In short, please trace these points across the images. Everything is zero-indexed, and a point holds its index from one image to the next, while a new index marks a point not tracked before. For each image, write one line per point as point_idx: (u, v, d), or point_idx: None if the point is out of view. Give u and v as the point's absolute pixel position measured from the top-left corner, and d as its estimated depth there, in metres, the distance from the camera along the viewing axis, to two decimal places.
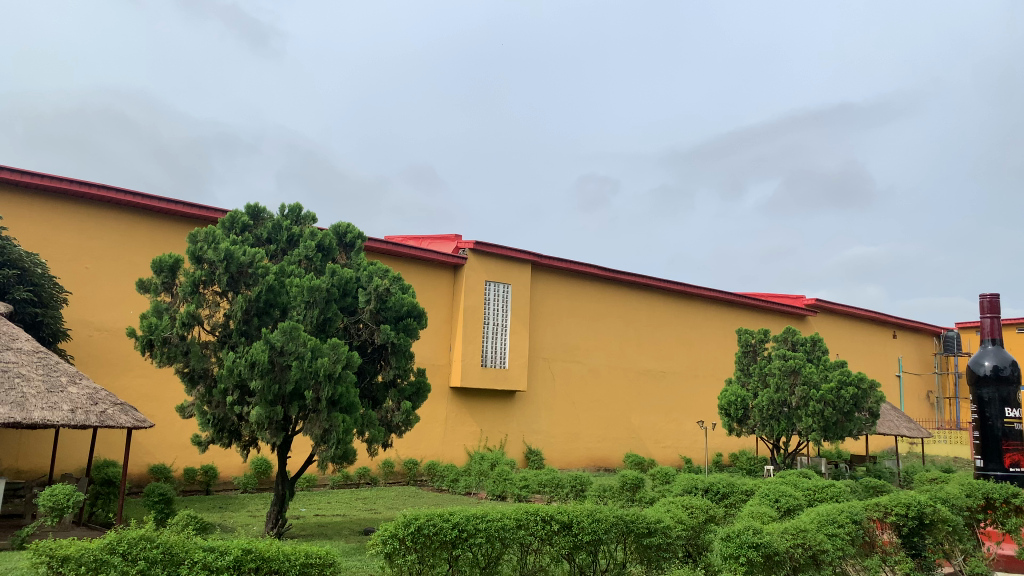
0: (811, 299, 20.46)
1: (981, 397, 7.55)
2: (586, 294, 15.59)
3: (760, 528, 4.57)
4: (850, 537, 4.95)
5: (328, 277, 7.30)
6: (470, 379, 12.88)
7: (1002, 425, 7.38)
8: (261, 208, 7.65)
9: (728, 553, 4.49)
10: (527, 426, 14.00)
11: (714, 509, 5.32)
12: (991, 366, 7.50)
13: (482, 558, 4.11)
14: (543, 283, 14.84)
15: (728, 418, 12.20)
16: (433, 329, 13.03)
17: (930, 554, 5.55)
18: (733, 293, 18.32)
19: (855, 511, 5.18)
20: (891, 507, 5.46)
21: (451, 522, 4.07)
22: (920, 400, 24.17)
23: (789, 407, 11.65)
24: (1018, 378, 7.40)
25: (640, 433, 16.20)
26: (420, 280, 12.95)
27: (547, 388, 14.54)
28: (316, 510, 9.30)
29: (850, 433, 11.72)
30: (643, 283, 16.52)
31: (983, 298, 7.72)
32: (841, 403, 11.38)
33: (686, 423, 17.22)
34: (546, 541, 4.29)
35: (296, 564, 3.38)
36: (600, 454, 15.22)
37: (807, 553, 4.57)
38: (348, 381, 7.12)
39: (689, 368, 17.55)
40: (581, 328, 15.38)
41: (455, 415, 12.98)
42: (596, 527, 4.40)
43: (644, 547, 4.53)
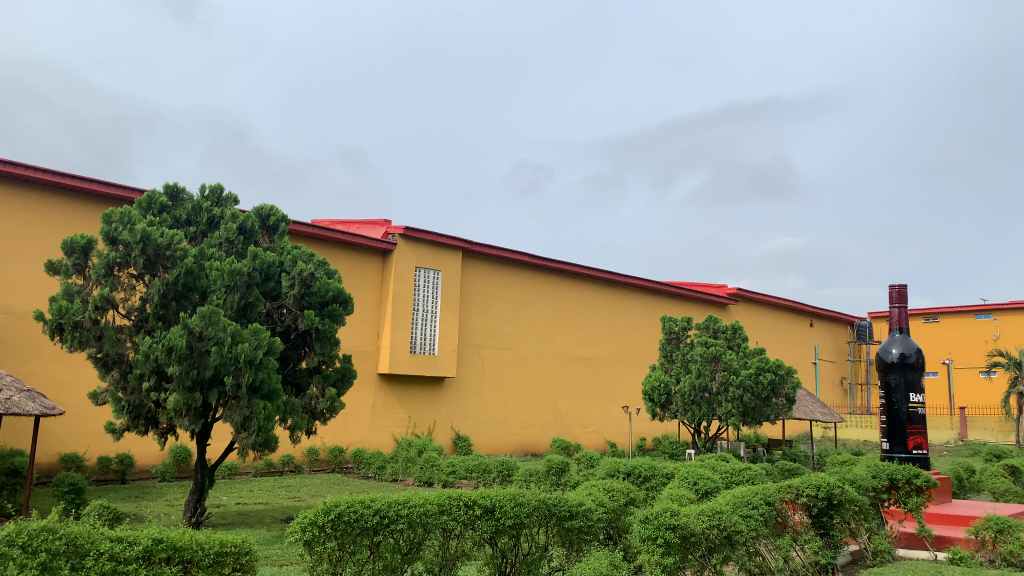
0: (733, 288, 21.07)
1: (889, 382, 7.92)
2: (516, 281, 15.65)
3: (677, 511, 4.66)
4: (763, 518, 5.13)
5: (249, 261, 7.11)
6: (398, 366, 12.79)
7: (908, 409, 7.75)
8: (180, 188, 7.40)
9: (646, 535, 4.54)
10: (455, 413, 14.00)
11: (635, 492, 5.50)
12: (898, 353, 7.91)
13: (404, 544, 4.10)
14: (473, 270, 14.82)
15: (651, 403, 12.43)
16: (362, 315, 12.86)
17: (837, 532, 5.83)
18: (659, 281, 18.68)
19: (768, 493, 5.36)
20: (803, 488, 5.70)
21: (372, 508, 4.02)
22: (834, 385, 25.18)
23: (709, 393, 11.98)
24: (920, 365, 7.85)
25: (568, 418, 16.40)
26: (349, 266, 12.77)
27: (476, 374, 14.55)
28: (238, 498, 9.10)
29: (767, 418, 12.10)
30: (573, 271, 16.71)
31: (892, 289, 8.15)
32: (759, 389, 11.75)
33: (612, 408, 17.52)
34: (468, 526, 4.28)
35: (209, 552, 3.28)
36: (527, 439, 15.34)
37: (722, 533, 4.74)
38: (270, 367, 6.96)
39: (616, 355, 17.85)
40: (511, 315, 15.44)
41: (383, 402, 12.88)
42: (518, 511, 4.43)
43: (565, 530, 4.67)
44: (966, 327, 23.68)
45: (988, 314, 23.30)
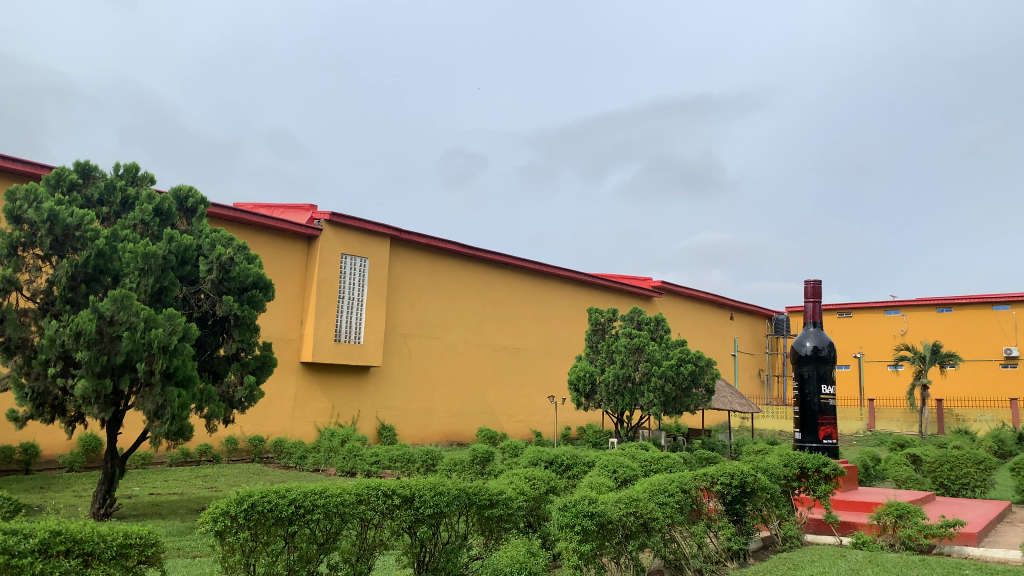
0: (658, 281, 21.49)
1: (802, 374, 8.19)
2: (445, 270, 15.58)
3: (595, 499, 4.68)
4: (679, 505, 5.26)
5: (165, 244, 6.86)
6: (322, 354, 12.58)
7: (819, 400, 8.04)
8: (92, 166, 7.08)
9: (564, 522, 4.55)
10: (380, 402, 13.86)
11: (556, 481, 5.59)
12: (812, 346, 8.19)
13: (320, 534, 4.01)
14: (402, 259, 14.67)
15: (576, 393, 12.60)
16: (285, 302, 12.57)
17: (749, 519, 6.04)
18: (586, 273, 18.92)
19: (684, 481, 5.49)
20: (718, 476, 5.85)
21: (288, 498, 3.91)
22: (752, 377, 25.98)
23: (633, 383, 12.19)
24: (832, 358, 8.15)
25: (494, 408, 16.44)
26: (272, 251, 12.46)
27: (403, 363, 14.43)
28: (151, 488, 8.81)
29: (687, 408, 12.43)
30: (501, 261, 16.74)
31: (807, 284, 8.47)
32: (680, 379, 12.03)
33: (538, 398, 17.65)
34: (387, 515, 4.24)
35: (113, 545, 3.15)
36: (454, 429, 15.30)
37: (639, 520, 4.84)
38: (185, 353, 6.74)
39: (543, 345, 17.99)
40: (439, 304, 15.36)
41: (305, 391, 12.65)
42: (438, 500, 4.42)
43: (485, 518, 4.72)
44: (877, 322, 24.72)
45: (897, 310, 24.37)
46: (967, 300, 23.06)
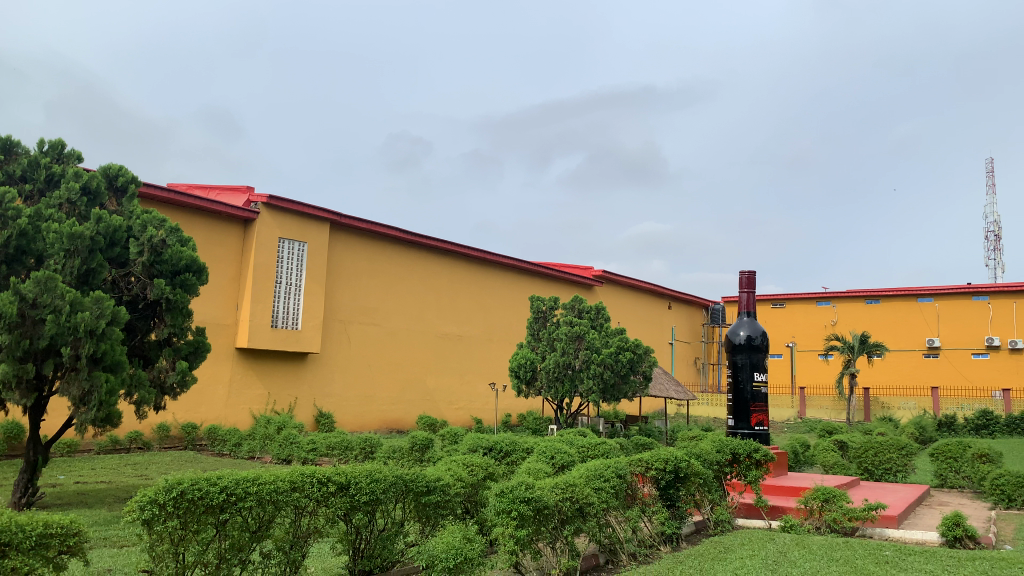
0: (599, 270, 21.73)
1: (736, 362, 8.38)
2: (386, 256, 15.44)
3: (532, 484, 4.71)
4: (614, 491, 5.33)
5: (92, 224, 6.62)
6: (258, 340, 12.35)
7: (751, 387, 8.24)
8: (15, 141, 6.79)
9: (501, 508, 4.56)
10: (318, 389, 13.68)
11: (493, 467, 5.62)
12: (745, 335, 8.38)
13: (252, 522, 3.92)
14: (341, 244, 14.46)
15: (517, 379, 12.59)
16: (220, 286, 12.27)
17: (682, 503, 6.18)
18: (529, 261, 18.99)
19: (619, 466, 5.56)
20: (652, 462, 5.96)
21: (219, 486, 3.80)
22: (688, 365, 26.48)
23: (572, 370, 12.29)
24: (764, 347, 8.36)
25: (435, 395, 16.39)
26: (207, 234, 12.13)
27: (341, 350, 14.25)
28: (77, 477, 8.53)
29: (625, 395, 12.62)
30: (443, 248, 16.67)
31: (742, 275, 8.65)
32: (619, 366, 12.22)
33: (479, 385, 17.67)
34: (322, 503, 4.18)
35: (32, 534, 3.04)
36: (393, 416, 15.21)
37: (574, 505, 4.89)
38: (114, 338, 6.51)
39: (484, 333, 18.01)
40: (379, 290, 15.22)
41: (241, 377, 12.40)
42: (373, 487, 4.38)
43: (422, 505, 4.71)
44: (808, 313, 25.44)
45: (828, 301, 25.13)
46: (894, 292, 23.97)
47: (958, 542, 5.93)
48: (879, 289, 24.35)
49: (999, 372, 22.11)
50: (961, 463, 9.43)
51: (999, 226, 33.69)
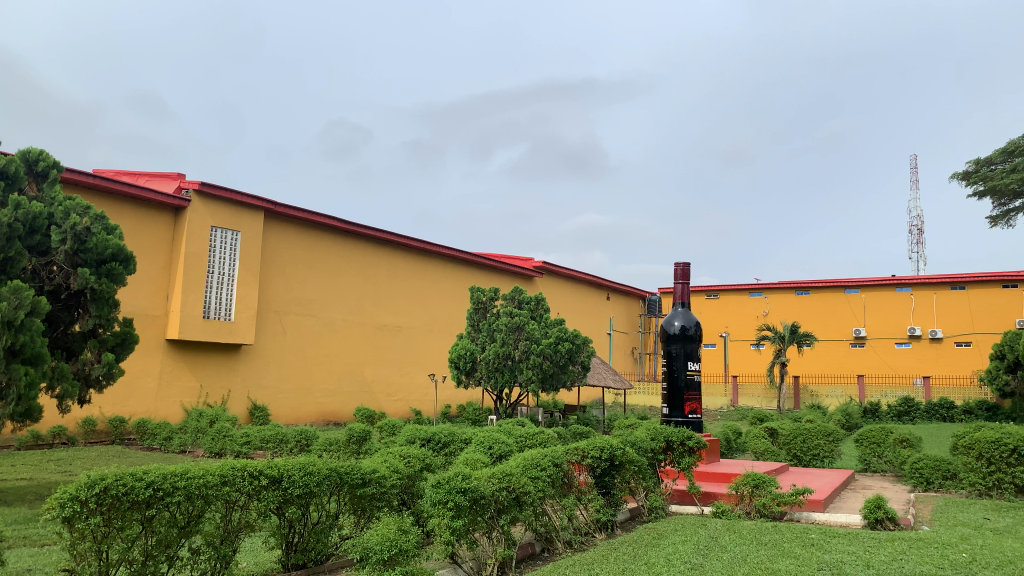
0: (539, 261, 21.85)
1: (670, 352, 8.53)
2: (323, 246, 15.21)
3: (468, 475, 4.70)
4: (551, 479, 5.37)
5: (11, 211, 6.34)
6: (189, 331, 12.03)
7: (685, 375, 8.41)
8: None
9: (437, 499, 4.54)
10: (252, 381, 13.42)
11: (431, 458, 5.61)
12: (680, 325, 8.52)
13: (180, 517, 3.80)
14: (276, 233, 14.18)
15: (457, 370, 12.46)
16: (150, 275, 11.89)
17: (617, 491, 6.27)
18: (469, 252, 18.95)
19: (556, 455, 5.62)
20: (588, 450, 6.01)
21: (145, 481, 3.65)
22: (626, 355, 26.86)
23: (512, 360, 12.36)
24: (698, 337, 8.54)
25: (373, 386, 16.24)
26: (134, 222, 11.75)
27: (277, 341, 14.01)
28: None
29: (563, 384, 12.75)
30: (382, 238, 16.50)
31: (677, 266, 8.80)
32: (558, 356, 12.19)
33: (418, 376, 17.60)
34: (254, 496, 4.12)
35: None
36: (330, 408, 15.03)
37: (510, 495, 4.91)
38: (35, 329, 6.26)
39: (424, 324, 17.94)
40: (316, 281, 14.99)
41: (171, 369, 12.07)
42: (307, 480, 4.34)
43: (357, 497, 4.67)
44: (742, 303, 26.04)
45: (760, 292, 25.77)
46: (823, 284, 24.73)
47: (879, 523, 6.17)
48: (809, 281, 25.07)
49: (920, 361, 23.09)
50: (884, 448, 9.80)
51: (921, 220, 35.00)
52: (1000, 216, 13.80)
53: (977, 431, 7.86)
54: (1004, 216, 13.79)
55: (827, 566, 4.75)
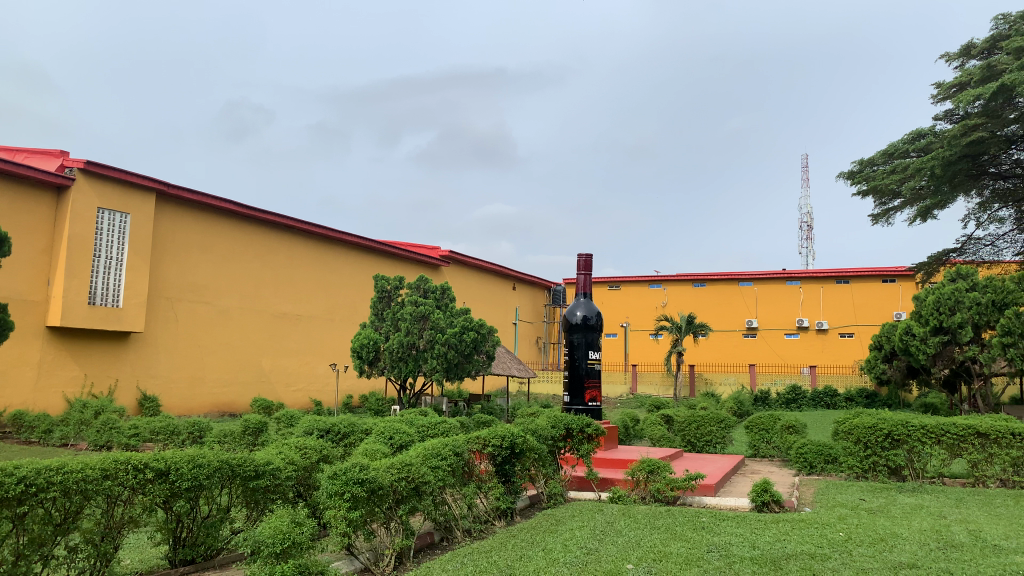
0: (445, 251, 21.79)
1: (572, 341, 8.64)
2: (219, 230, 14.67)
3: (366, 465, 4.62)
4: (451, 468, 5.36)
5: None
6: (72, 318, 11.39)
7: (586, 364, 8.55)
8: None
9: (333, 490, 4.43)
10: (142, 370, 12.83)
11: (328, 448, 5.50)
12: (582, 315, 8.65)
13: (56, 514, 3.58)
14: (169, 215, 13.58)
15: (359, 360, 12.14)
16: (28, 258, 11.17)
17: (517, 478, 6.32)
18: (373, 239, 18.70)
19: (457, 444, 5.60)
20: (489, 439, 6.01)
21: (15, 477, 3.39)
22: (530, 344, 27.13)
23: (416, 350, 12.23)
24: (598, 327, 8.70)
25: (270, 376, 15.81)
26: (11, 202, 11.01)
27: (168, 328, 13.43)
28: None
29: (467, 373, 12.80)
30: (282, 223, 16.07)
31: (579, 257, 8.93)
32: (462, 346, 12.36)
33: (319, 366, 17.27)
34: (138, 490, 3.93)
35: None
36: (225, 399, 14.54)
37: (409, 485, 4.86)
38: None
39: (325, 313, 17.61)
40: (211, 267, 14.47)
41: (52, 358, 11.39)
42: (197, 473, 4.17)
43: (251, 490, 4.53)
44: (642, 295, 26.69)
45: (660, 284, 26.49)
46: (718, 276, 25.63)
47: (765, 506, 6.45)
48: (705, 273, 25.95)
49: (807, 351, 24.30)
50: (772, 434, 10.25)
51: (811, 217, 36.68)
52: (881, 214, 14.62)
53: (855, 417, 8.31)
54: (884, 215, 14.62)
55: (716, 548, 4.92)
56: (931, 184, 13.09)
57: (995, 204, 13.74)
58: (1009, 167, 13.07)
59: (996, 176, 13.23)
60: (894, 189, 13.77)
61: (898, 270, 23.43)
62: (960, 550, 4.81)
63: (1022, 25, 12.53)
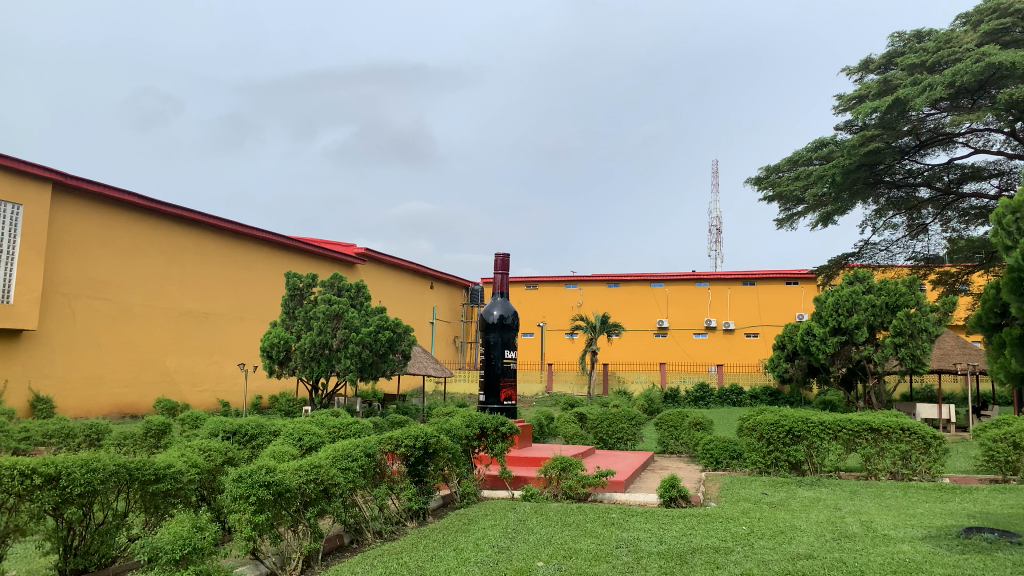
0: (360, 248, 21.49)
1: (488, 340, 8.64)
2: (121, 223, 14.05)
3: (273, 467, 4.49)
4: (361, 470, 5.28)
5: None
6: None
7: (502, 363, 8.57)
8: None
9: (237, 494, 4.29)
10: (35, 370, 12.15)
11: (234, 451, 5.33)
12: (498, 314, 8.66)
13: None
14: (67, 207, 12.90)
15: (269, 359, 11.83)
16: None
17: (430, 479, 6.28)
18: (285, 236, 18.28)
19: (368, 445, 5.52)
20: (402, 439, 5.94)
21: None
22: (447, 343, 27.06)
23: (329, 349, 12.01)
24: (514, 326, 8.73)
25: (175, 376, 15.25)
26: None
27: (65, 326, 12.77)
28: None
29: (382, 373, 12.67)
30: (189, 217, 15.51)
31: (497, 256, 8.94)
32: (377, 345, 12.24)
33: (227, 365, 16.77)
34: (26, 498, 3.71)
35: None
36: (126, 400, 13.93)
37: (318, 487, 4.76)
38: None
39: (234, 311, 17.11)
40: (113, 262, 13.83)
41: None
42: (90, 478, 3.95)
43: (150, 495, 4.34)
44: (558, 294, 26.98)
45: (575, 284, 26.84)
46: (632, 277, 26.15)
47: (673, 502, 6.60)
48: (619, 274, 26.43)
49: (715, 350, 25.06)
50: (680, 431, 10.51)
51: (720, 221, 37.80)
52: (785, 219, 15.20)
53: (759, 414, 8.60)
54: (788, 220, 15.20)
55: (624, 544, 5.01)
56: (831, 191, 13.66)
57: (890, 212, 14.46)
58: (903, 176, 13.77)
59: (891, 184, 13.91)
60: (797, 196, 14.33)
61: (800, 272, 24.43)
62: (852, 540, 5.04)
63: (916, 42, 13.24)
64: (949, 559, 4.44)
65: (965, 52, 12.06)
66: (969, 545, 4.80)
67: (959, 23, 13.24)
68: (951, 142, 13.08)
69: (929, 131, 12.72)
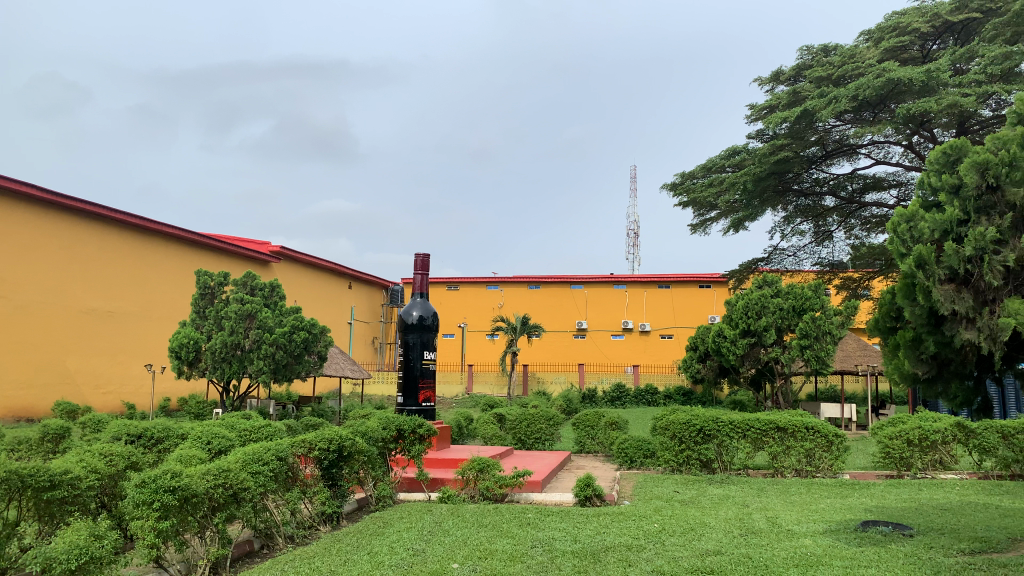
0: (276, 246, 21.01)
1: (407, 341, 8.56)
2: (19, 216, 13.31)
3: (178, 472, 4.33)
4: (273, 474, 5.15)
5: None
6: None
7: (421, 365, 8.52)
8: None
9: (140, 500, 4.12)
10: None
11: (138, 455, 5.13)
12: (418, 315, 8.60)
13: None
14: None
15: (178, 360, 11.37)
16: None
17: (344, 482, 6.18)
18: (197, 232, 17.71)
19: (281, 448, 5.38)
20: (316, 442, 5.82)
21: None
22: (366, 345, 26.74)
23: (241, 350, 11.67)
24: (434, 327, 8.68)
25: (76, 378, 14.55)
26: None
27: None
28: None
29: (297, 375, 12.43)
30: (94, 211, 14.84)
31: (417, 257, 8.88)
32: (292, 346, 12.02)
33: (133, 366, 16.12)
34: None
35: None
36: (23, 403, 13.21)
37: (227, 492, 4.61)
38: None
39: (141, 309, 16.46)
40: (9, 256, 13.08)
41: None
42: None
43: (44, 503, 4.13)
44: (479, 296, 27.00)
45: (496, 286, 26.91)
46: (552, 279, 26.40)
47: (588, 501, 6.68)
48: (540, 276, 26.64)
49: (631, 351, 25.54)
50: (596, 430, 10.67)
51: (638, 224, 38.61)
52: (699, 224, 15.62)
53: (672, 414, 8.80)
54: (702, 225, 15.62)
55: (540, 543, 5.05)
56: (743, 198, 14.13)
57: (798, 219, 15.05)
58: (810, 185, 14.35)
59: (799, 193, 14.49)
60: (711, 202, 14.76)
61: (713, 276, 25.18)
62: (758, 536, 5.22)
63: (824, 57, 13.83)
64: (846, 551, 4.65)
65: (867, 68, 12.69)
66: (865, 537, 5.04)
67: (862, 40, 13.94)
68: (854, 154, 13.72)
69: (834, 142, 13.32)
